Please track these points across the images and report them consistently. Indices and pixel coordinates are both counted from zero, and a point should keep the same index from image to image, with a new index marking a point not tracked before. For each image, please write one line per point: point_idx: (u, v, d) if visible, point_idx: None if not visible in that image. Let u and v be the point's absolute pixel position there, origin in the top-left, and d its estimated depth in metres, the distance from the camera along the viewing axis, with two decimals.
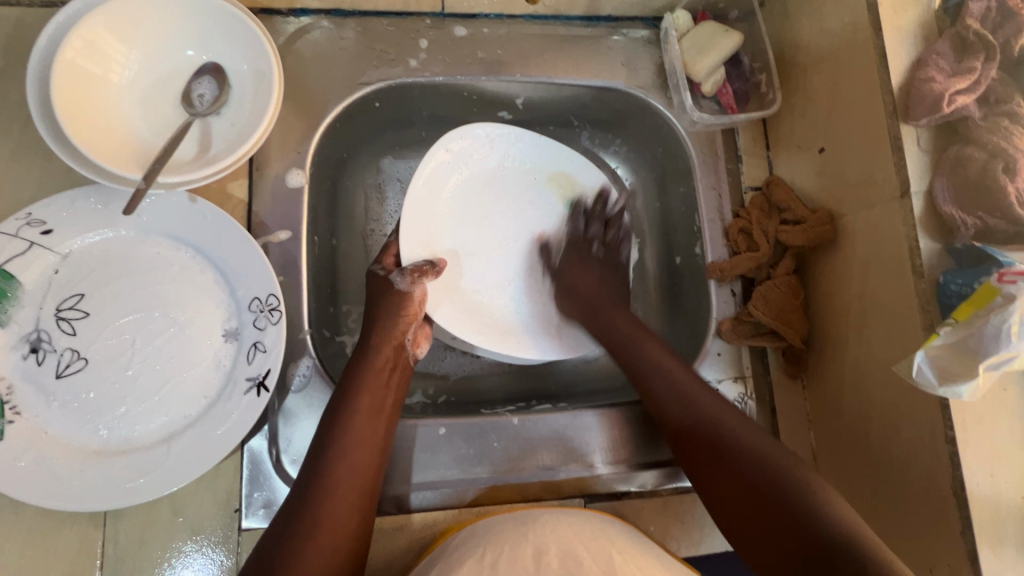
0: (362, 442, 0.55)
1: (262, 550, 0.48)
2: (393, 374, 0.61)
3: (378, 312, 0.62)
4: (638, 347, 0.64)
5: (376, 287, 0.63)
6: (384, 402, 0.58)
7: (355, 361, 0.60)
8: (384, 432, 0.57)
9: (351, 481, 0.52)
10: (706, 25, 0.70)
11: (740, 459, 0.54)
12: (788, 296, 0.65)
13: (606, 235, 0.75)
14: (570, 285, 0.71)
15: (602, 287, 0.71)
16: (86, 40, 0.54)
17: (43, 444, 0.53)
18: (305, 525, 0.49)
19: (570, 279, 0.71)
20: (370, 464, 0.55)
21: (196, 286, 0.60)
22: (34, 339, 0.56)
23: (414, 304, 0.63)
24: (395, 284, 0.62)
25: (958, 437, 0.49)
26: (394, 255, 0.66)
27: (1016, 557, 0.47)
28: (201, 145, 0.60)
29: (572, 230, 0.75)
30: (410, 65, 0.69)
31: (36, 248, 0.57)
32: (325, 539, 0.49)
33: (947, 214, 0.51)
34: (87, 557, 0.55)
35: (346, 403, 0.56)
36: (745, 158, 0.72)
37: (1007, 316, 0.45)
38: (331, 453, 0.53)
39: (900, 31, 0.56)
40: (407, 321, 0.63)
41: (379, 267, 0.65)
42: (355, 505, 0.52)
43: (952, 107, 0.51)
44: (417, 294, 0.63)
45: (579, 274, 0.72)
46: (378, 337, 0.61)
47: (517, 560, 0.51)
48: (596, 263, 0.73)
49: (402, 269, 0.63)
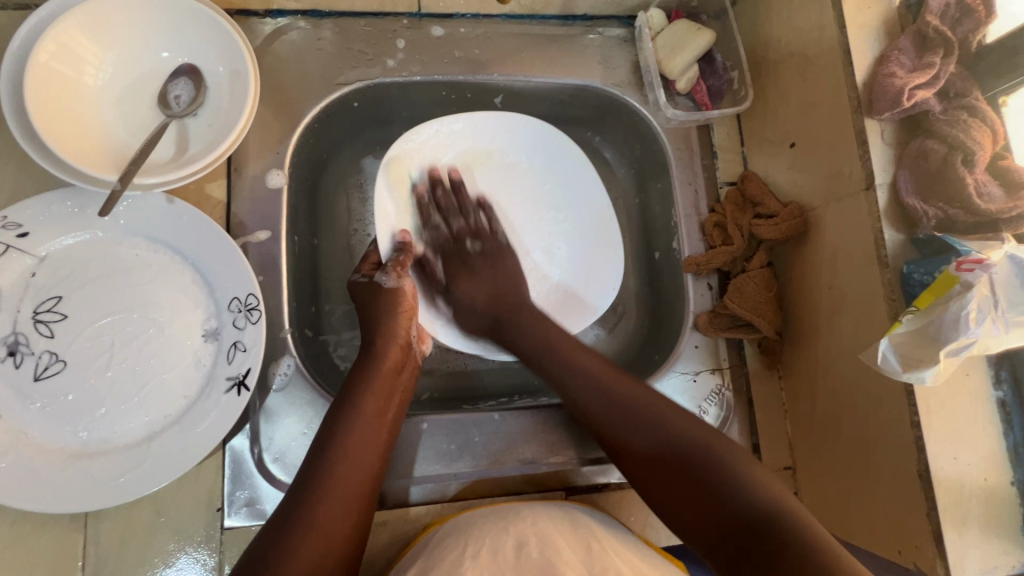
0: (363, 448, 0.55)
1: (252, 554, 0.47)
2: (400, 379, 0.61)
3: (377, 310, 0.63)
4: (563, 355, 0.63)
5: (366, 290, 0.64)
6: (386, 409, 0.58)
7: (360, 366, 0.60)
8: (385, 438, 0.57)
9: (347, 486, 0.52)
10: (678, 23, 0.71)
11: (705, 477, 0.50)
12: (762, 287, 0.66)
13: (473, 224, 0.73)
14: (470, 301, 0.69)
15: (497, 287, 0.69)
16: (60, 43, 0.54)
17: (23, 445, 0.54)
18: (299, 531, 0.48)
19: (464, 295, 0.69)
20: (371, 472, 0.54)
21: (175, 286, 0.60)
22: (11, 342, 0.56)
23: (409, 299, 0.65)
24: (382, 283, 0.64)
25: (922, 422, 0.50)
26: (374, 260, 0.67)
27: (978, 537, 0.49)
28: (178, 146, 0.60)
29: (437, 232, 0.72)
30: (387, 65, 0.70)
31: (12, 251, 0.56)
32: (322, 543, 0.48)
33: (910, 206, 0.53)
34: (70, 558, 0.55)
35: (350, 405, 0.56)
36: (720, 154, 0.74)
37: (965, 303, 0.47)
38: (331, 458, 0.53)
39: (863, 28, 0.57)
40: (406, 318, 0.64)
41: (360, 274, 0.66)
42: (353, 509, 0.52)
43: (913, 101, 0.53)
44: (406, 290, 0.65)
45: (474, 284, 0.69)
46: (384, 340, 0.62)
47: (498, 552, 0.52)
48: (478, 260, 0.71)
49: (383, 268, 0.65)
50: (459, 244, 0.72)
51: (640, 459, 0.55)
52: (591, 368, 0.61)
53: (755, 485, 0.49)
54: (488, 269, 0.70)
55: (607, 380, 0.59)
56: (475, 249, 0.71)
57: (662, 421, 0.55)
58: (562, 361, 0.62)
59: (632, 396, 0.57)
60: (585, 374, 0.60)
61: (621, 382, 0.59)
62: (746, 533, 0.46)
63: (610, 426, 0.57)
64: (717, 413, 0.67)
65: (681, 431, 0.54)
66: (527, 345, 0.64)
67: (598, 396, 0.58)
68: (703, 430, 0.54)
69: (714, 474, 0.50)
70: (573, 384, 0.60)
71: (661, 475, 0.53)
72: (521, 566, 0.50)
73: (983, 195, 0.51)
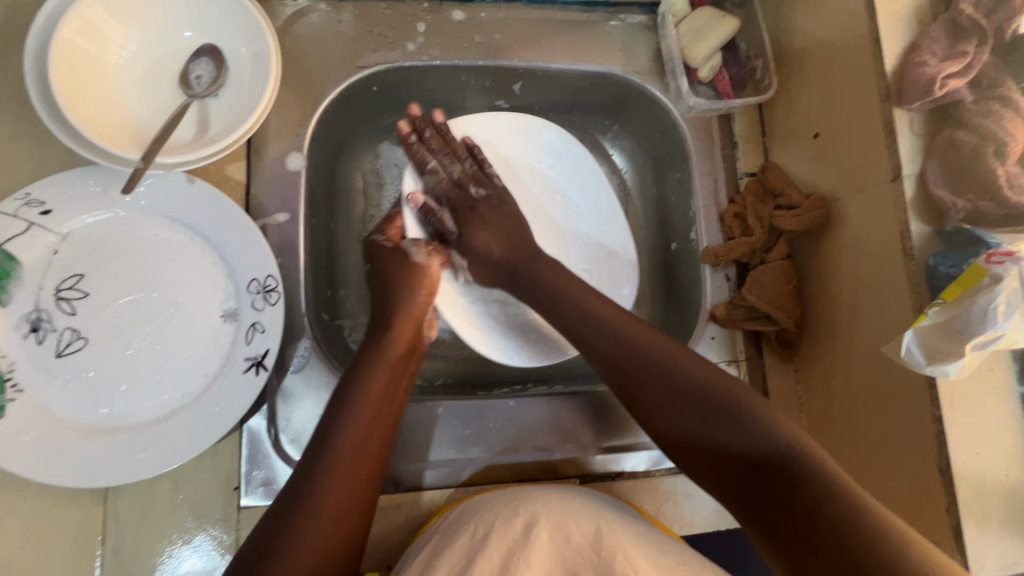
0: (373, 430, 0.54)
1: (256, 542, 0.47)
2: (410, 362, 0.61)
3: (394, 290, 0.63)
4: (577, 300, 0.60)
5: (389, 258, 0.65)
6: (397, 390, 0.58)
7: (372, 347, 0.60)
8: (392, 421, 0.57)
9: (354, 472, 0.52)
10: (702, 10, 0.70)
11: (739, 427, 0.50)
12: (781, 279, 0.66)
13: (471, 168, 0.68)
14: (485, 250, 0.65)
15: (511, 243, 0.65)
16: (85, 19, 0.54)
17: (45, 420, 0.54)
18: (303, 519, 0.48)
19: (480, 245, 0.65)
20: (379, 456, 0.54)
21: (195, 266, 0.61)
22: (33, 318, 0.56)
23: (429, 279, 0.64)
24: (409, 253, 0.64)
25: (944, 416, 0.50)
26: (398, 226, 0.67)
27: (997, 532, 0.49)
28: (198, 127, 0.60)
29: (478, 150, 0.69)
30: (407, 49, 0.70)
31: (35, 228, 0.57)
32: (326, 527, 0.48)
33: (938, 197, 0.52)
34: (90, 533, 0.56)
35: (360, 385, 0.56)
36: (741, 145, 0.73)
37: (994, 296, 0.46)
38: (337, 440, 0.52)
39: (894, 15, 0.56)
40: (425, 299, 0.64)
41: (384, 236, 0.66)
42: (359, 493, 0.51)
43: (945, 91, 0.52)
44: (430, 269, 0.65)
45: (487, 236, 0.66)
46: (400, 321, 0.62)
47: (507, 531, 0.51)
48: (512, 193, 0.68)
49: (414, 239, 0.65)
50: (499, 166, 0.68)
51: (670, 403, 0.54)
52: (640, 336, 0.57)
53: (777, 432, 0.49)
54: (495, 211, 0.67)
55: (651, 343, 0.56)
56: (504, 184, 0.69)
57: (703, 380, 0.53)
58: (608, 330, 0.58)
59: (716, 389, 0.52)
60: (596, 320, 0.59)
61: (657, 337, 0.57)
62: (790, 492, 0.45)
63: (654, 369, 0.55)
64: None
65: (706, 379, 0.53)
66: (594, 333, 0.58)
67: (665, 378, 0.54)
68: (734, 382, 0.53)
69: (750, 426, 0.50)
70: (595, 337, 0.58)
71: (688, 418, 0.52)
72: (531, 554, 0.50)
73: (1015, 187, 0.50)
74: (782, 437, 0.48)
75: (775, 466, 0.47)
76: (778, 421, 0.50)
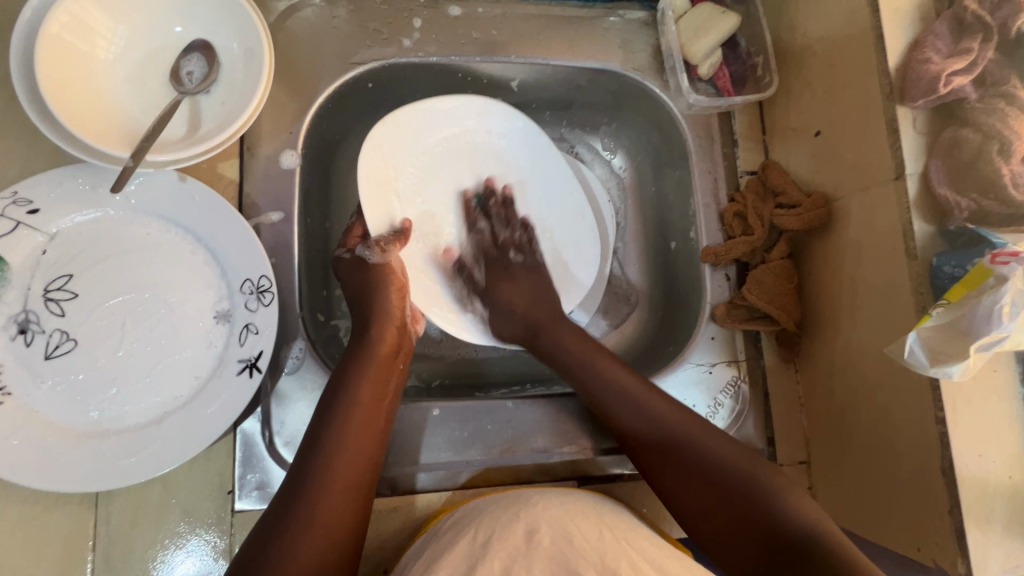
0: (358, 436, 0.53)
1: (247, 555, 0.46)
2: (394, 364, 0.60)
3: (370, 292, 0.62)
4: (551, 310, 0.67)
5: (350, 268, 0.63)
6: (382, 394, 0.57)
7: (353, 352, 0.59)
8: (381, 427, 0.56)
9: (343, 480, 0.51)
10: (702, 7, 0.69)
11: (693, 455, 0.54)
12: (782, 279, 0.65)
13: (518, 236, 0.72)
14: (507, 302, 0.68)
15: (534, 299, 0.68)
16: (72, 14, 0.53)
17: (34, 424, 0.53)
18: (296, 529, 0.47)
19: (502, 296, 0.68)
20: (367, 464, 0.53)
21: (187, 266, 0.59)
22: (22, 320, 0.55)
23: (395, 274, 0.63)
24: (366, 258, 0.63)
25: (948, 418, 0.49)
26: (358, 235, 0.65)
27: (1001, 535, 0.48)
28: (190, 124, 0.59)
29: (480, 240, 0.72)
30: (403, 45, 0.68)
31: (23, 228, 0.56)
32: (321, 536, 0.47)
33: (942, 196, 0.51)
34: (81, 537, 0.55)
35: (342, 392, 0.55)
36: (741, 143, 0.72)
37: (999, 296, 0.46)
38: (324, 451, 0.52)
39: (898, 11, 0.55)
40: (399, 298, 0.63)
41: (344, 249, 0.64)
42: (351, 498, 0.51)
43: (949, 88, 0.51)
44: (391, 265, 0.63)
45: (511, 289, 0.69)
46: (378, 322, 0.60)
47: (505, 540, 0.50)
48: (521, 270, 0.70)
49: (368, 242, 0.63)
50: (503, 253, 0.71)
51: (632, 430, 0.57)
52: (603, 362, 0.61)
53: (727, 459, 0.53)
54: (526, 273, 0.70)
55: (611, 374, 0.60)
56: (518, 260, 0.71)
57: (658, 411, 0.57)
58: (576, 353, 0.63)
59: (669, 418, 0.56)
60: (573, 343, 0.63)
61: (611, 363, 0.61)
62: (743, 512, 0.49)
63: (608, 399, 0.59)
64: (732, 407, 0.65)
65: (659, 407, 0.57)
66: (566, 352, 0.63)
67: (629, 407, 0.58)
68: (682, 413, 0.57)
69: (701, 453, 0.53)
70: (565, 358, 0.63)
71: (647, 445, 0.56)
72: (532, 558, 0.48)
73: (1018, 186, 0.50)
74: (745, 475, 0.51)
75: (730, 488, 0.51)
76: (725, 450, 0.54)
